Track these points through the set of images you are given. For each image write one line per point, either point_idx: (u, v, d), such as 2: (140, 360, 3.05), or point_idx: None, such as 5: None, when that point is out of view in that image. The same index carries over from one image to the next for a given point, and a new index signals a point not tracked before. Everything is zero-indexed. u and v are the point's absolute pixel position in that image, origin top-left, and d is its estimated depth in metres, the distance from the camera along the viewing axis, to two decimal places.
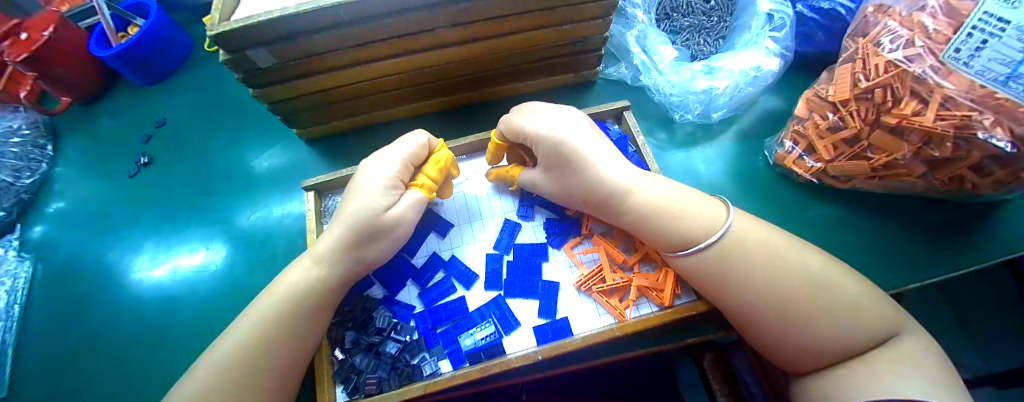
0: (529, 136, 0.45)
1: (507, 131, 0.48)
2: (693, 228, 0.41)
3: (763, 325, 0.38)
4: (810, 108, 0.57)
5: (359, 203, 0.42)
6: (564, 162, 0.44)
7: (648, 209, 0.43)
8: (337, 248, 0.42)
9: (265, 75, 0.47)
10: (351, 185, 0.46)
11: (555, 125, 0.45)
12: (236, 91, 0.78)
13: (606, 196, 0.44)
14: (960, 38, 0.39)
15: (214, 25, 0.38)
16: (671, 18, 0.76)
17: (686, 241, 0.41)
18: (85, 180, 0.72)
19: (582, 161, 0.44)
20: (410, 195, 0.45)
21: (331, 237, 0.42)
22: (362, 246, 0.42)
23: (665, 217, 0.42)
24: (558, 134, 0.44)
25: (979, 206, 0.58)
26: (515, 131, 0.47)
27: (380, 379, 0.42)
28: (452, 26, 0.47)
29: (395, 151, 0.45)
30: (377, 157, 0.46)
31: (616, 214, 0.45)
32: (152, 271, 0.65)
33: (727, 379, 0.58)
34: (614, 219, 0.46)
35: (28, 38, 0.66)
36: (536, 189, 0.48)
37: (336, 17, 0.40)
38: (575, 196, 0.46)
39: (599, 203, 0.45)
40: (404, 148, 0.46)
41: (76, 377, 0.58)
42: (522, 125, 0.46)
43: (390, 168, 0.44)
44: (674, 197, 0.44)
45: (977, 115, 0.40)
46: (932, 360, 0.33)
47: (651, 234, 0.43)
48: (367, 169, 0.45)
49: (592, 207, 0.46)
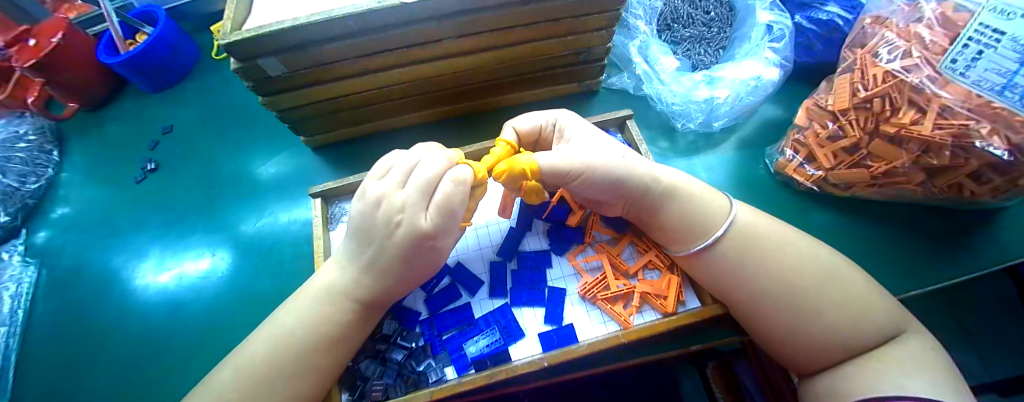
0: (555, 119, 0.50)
1: (526, 118, 0.50)
2: (710, 203, 0.44)
3: (769, 327, 0.39)
4: (810, 117, 0.58)
5: (413, 265, 0.39)
6: (593, 135, 0.48)
7: (673, 179, 0.45)
8: (375, 267, 0.39)
9: (277, 83, 0.48)
10: (389, 222, 0.37)
11: (571, 122, 0.49)
12: (242, 99, 0.78)
13: (630, 169, 0.44)
14: (955, 49, 0.41)
15: (225, 35, 0.39)
16: (671, 28, 0.77)
17: (709, 219, 0.43)
18: (91, 186, 0.73)
19: (608, 139, 0.48)
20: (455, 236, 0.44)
21: (366, 266, 0.39)
22: (415, 274, 0.40)
23: (687, 186, 0.45)
24: (580, 119, 0.50)
25: (978, 213, 0.59)
26: (538, 118, 0.50)
27: (387, 387, 0.42)
28: (459, 37, 0.48)
29: (440, 206, 0.37)
30: (417, 189, 0.37)
31: (645, 187, 0.44)
32: (158, 276, 0.65)
33: (731, 389, 0.59)
34: (642, 194, 0.44)
35: (37, 44, 0.66)
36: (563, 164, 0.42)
37: (347, 27, 0.41)
38: (609, 167, 0.43)
39: (628, 176, 0.43)
40: (450, 201, 0.38)
41: (79, 383, 0.58)
42: (545, 117, 0.51)
43: (441, 233, 0.38)
44: (682, 180, 0.46)
45: (974, 123, 0.41)
46: (935, 359, 0.34)
47: (681, 204, 0.44)
48: (408, 211, 0.37)
49: (623, 178, 0.43)
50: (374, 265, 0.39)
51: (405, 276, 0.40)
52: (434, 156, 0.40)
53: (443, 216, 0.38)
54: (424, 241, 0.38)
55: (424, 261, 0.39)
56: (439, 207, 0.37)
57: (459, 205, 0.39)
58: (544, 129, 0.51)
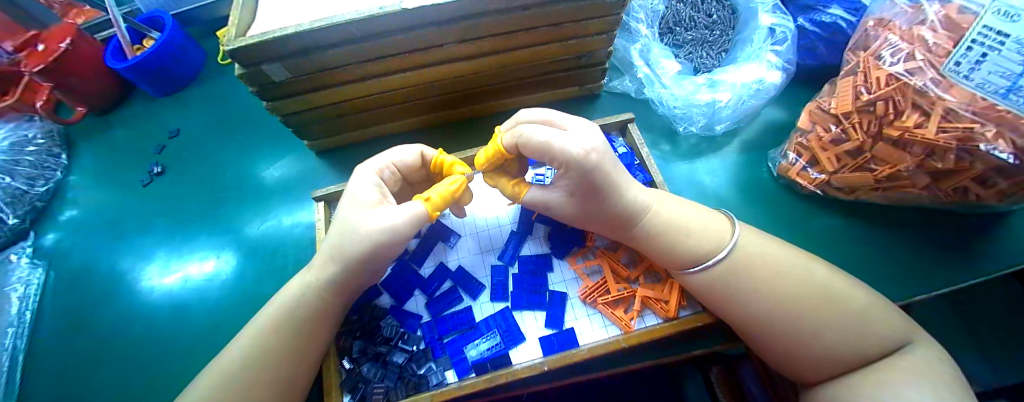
0: (557, 156, 0.39)
1: (524, 144, 0.40)
2: (698, 245, 0.42)
3: (770, 341, 0.39)
4: (813, 120, 0.58)
5: (341, 231, 0.42)
6: (595, 186, 0.40)
7: (663, 229, 0.44)
8: (329, 250, 0.43)
9: (280, 88, 0.49)
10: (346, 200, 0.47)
11: (587, 150, 0.39)
12: (247, 104, 0.79)
13: (625, 220, 0.44)
14: (959, 52, 0.40)
15: (230, 41, 0.39)
16: (674, 31, 0.77)
17: (694, 256, 0.42)
18: (100, 188, 0.74)
19: (613, 183, 0.41)
20: (412, 210, 0.42)
21: (342, 263, 0.42)
22: (347, 250, 0.41)
23: (675, 233, 0.43)
24: (592, 158, 0.39)
25: (983, 217, 0.59)
26: (536, 150, 0.40)
27: (387, 389, 0.42)
28: (461, 42, 0.48)
29: (365, 174, 0.45)
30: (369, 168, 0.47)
31: (632, 235, 0.45)
32: (163, 279, 0.65)
33: (735, 393, 0.56)
34: (628, 239, 0.46)
35: (44, 49, 0.68)
36: (552, 212, 0.45)
37: (349, 33, 0.41)
38: (597, 218, 0.44)
39: (610, 226, 0.45)
40: (374, 169, 0.45)
41: (86, 383, 0.59)
42: (551, 142, 0.39)
43: (361, 193, 0.43)
44: (684, 215, 0.45)
45: (979, 126, 0.41)
46: (942, 367, 0.34)
47: (659, 252, 0.44)
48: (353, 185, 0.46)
49: (609, 228, 0.45)
50: (347, 268, 0.42)
51: (346, 250, 0.41)
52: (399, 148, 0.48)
53: (383, 168, 0.46)
54: (359, 189, 0.44)
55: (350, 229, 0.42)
56: (364, 175, 0.45)
57: (385, 173, 0.46)
58: (542, 159, 0.41)
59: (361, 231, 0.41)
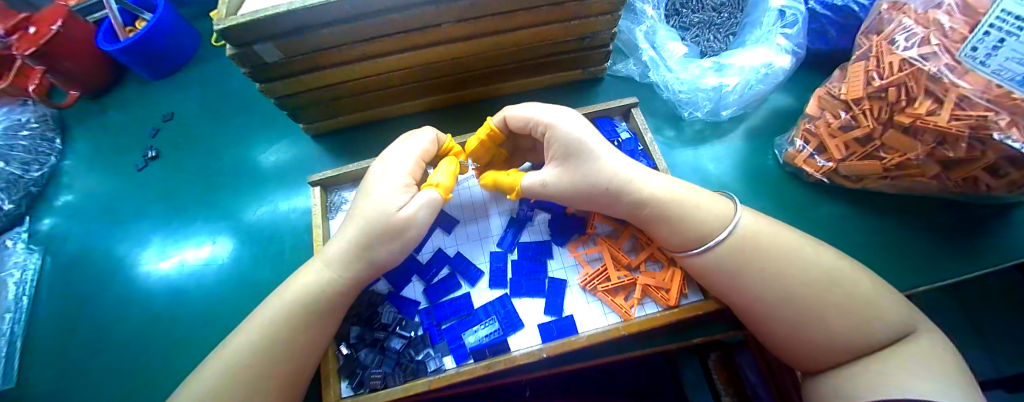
0: (543, 121, 0.44)
1: (511, 120, 0.46)
2: (704, 222, 0.41)
3: (773, 329, 0.38)
4: (822, 106, 0.57)
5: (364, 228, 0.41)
6: (580, 148, 0.43)
7: (663, 201, 0.42)
8: (347, 248, 0.41)
9: (275, 69, 0.47)
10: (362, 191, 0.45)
11: (564, 117, 0.44)
12: (241, 87, 0.77)
13: (621, 189, 0.43)
14: (977, 37, 0.38)
15: (220, 20, 0.38)
16: (680, 13, 0.75)
17: (698, 235, 0.41)
18: (96, 173, 0.73)
19: (597, 147, 0.43)
20: (431, 200, 0.42)
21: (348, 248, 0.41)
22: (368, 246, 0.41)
23: (682, 207, 0.42)
24: (569, 123, 0.43)
25: (992, 207, 0.57)
26: (526, 119, 0.45)
27: (384, 375, 0.42)
28: (459, 22, 0.46)
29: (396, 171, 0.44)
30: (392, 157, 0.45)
31: (632, 207, 0.43)
32: (160, 263, 0.65)
33: (733, 380, 0.56)
34: (630, 214, 0.44)
35: (35, 32, 0.66)
36: (546, 188, 0.44)
37: (344, 11, 0.40)
38: (594, 188, 0.43)
39: (608, 200, 0.44)
40: (404, 167, 0.44)
41: (85, 368, 0.59)
42: (532, 115, 0.45)
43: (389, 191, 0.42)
44: (685, 190, 0.44)
45: (993, 114, 0.39)
46: (948, 360, 0.33)
47: (668, 229, 0.42)
48: (374, 177, 0.44)
49: (608, 202, 0.44)
50: (348, 251, 0.41)
51: (368, 247, 0.41)
52: (419, 137, 0.47)
53: (413, 164, 0.45)
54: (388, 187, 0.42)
55: (380, 230, 0.41)
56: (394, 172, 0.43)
57: (415, 171, 0.45)
58: (532, 130, 0.46)
59: (394, 233, 0.41)
